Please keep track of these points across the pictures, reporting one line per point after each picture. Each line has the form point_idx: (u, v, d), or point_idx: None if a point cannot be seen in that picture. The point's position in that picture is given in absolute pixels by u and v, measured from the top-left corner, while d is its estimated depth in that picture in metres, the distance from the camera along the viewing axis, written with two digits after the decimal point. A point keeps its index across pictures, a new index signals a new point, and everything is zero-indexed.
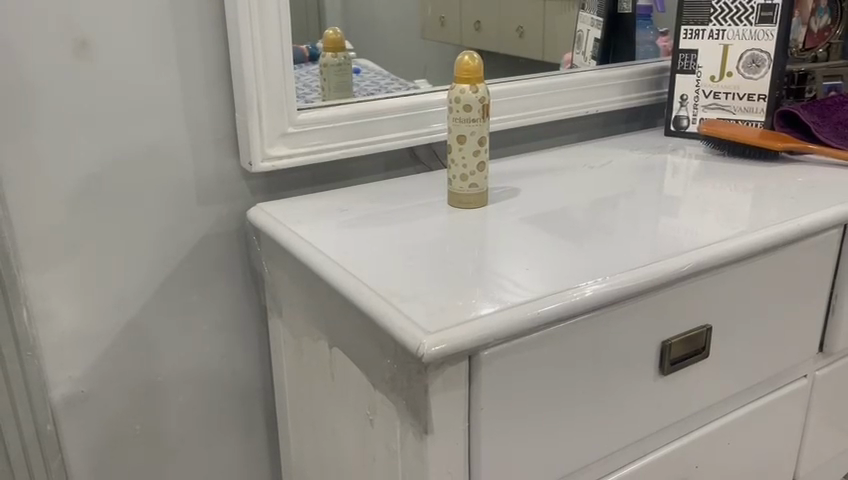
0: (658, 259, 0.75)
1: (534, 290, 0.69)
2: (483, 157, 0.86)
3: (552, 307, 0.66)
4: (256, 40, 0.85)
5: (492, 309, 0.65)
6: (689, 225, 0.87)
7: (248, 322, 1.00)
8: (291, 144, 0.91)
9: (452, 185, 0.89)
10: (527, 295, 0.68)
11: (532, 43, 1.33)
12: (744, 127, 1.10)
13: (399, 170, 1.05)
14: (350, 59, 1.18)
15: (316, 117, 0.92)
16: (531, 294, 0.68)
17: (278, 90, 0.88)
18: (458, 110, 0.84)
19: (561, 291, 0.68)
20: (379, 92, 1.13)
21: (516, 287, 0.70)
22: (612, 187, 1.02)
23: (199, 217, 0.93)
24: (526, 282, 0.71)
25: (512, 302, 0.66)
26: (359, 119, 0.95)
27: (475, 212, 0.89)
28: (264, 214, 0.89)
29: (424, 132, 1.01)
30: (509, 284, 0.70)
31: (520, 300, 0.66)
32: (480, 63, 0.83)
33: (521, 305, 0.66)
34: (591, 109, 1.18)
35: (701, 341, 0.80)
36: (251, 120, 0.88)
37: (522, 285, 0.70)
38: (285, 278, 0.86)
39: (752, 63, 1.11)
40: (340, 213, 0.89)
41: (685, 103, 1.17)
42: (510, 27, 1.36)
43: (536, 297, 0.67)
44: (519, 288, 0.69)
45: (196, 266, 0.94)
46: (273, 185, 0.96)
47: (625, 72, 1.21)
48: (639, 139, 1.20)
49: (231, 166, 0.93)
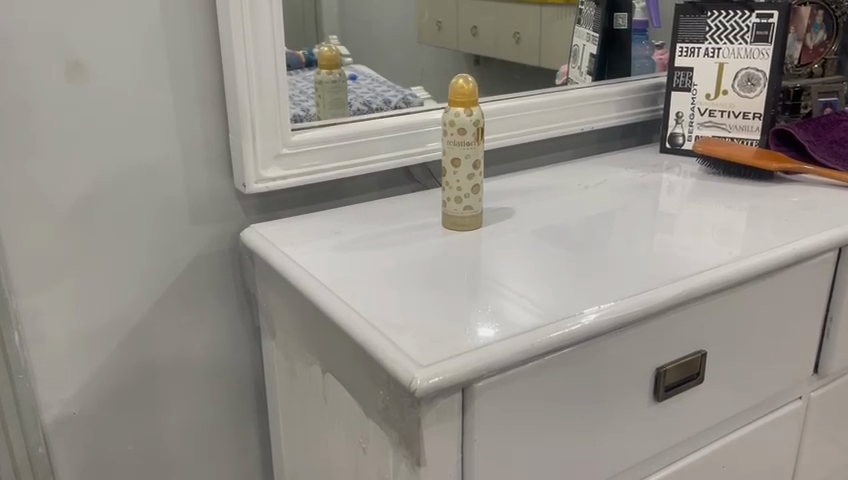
0: (655, 286, 0.75)
1: (535, 315, 0.69)
2: (478, 180, 0.86)
3: (550, 334, 0.66)
4: (250, 62, 0.85)
5: (489, 334, 0.65)
6: (686, 247, 0.87)
7: (242, 342, 1.00)
8: (286, 166, 0.91)
9: (447, 207, 0.89)
10: (526, 319, 0.68)
11: (530, 49, 1.36)
12: (739, 145, 1.10)
13: (393, 188, 1.05)
14: (345, 66, 1.20)
15: (310, 138, 0.92)
16: (530, 319, 0.68)
17: (272, 112, 0.88)
18: (453, 133, 0.83)
19: (560, 318, 0.68)
20: (376, 98, 1.15)
21: (515, 311, 0.70)
22: (607, 206, 1.01)
23: (192, 237, 0.92)
24: (528, 306, 0.71)
25: (511, 328, 0.66)
26: (353, 139, 0.95)
27: (470, 234, 0.88)
28: (258, 235, 0.88)
29: (419, 151, 1.01)
30: (509, 308, 0.70)
31: (519, 327, 0.67)
32: (475, 85, 0.83)
33: (521, 331, 0.66)
34: (586, 126, 1.18)
35: (696, 366, 0.80)
36: (246, 142, 0.87)
37: (521, 309, 0.70)
38: (278, 300, 0.86)
39: (747, 82, 1.10)
40: (334, 234, 0.88)
41: (680, 120, 1.16)
42: (508, 31, 1.40)
43: (535, 323, 0.67)
44: (518, 312, 0.70)
45: (189, 286, 0.94)
46: (267, 204, 0.96)
47: (621, 89, 1.20)
48: (635, 156, 1.20)
49: (225, 187, 0.92)
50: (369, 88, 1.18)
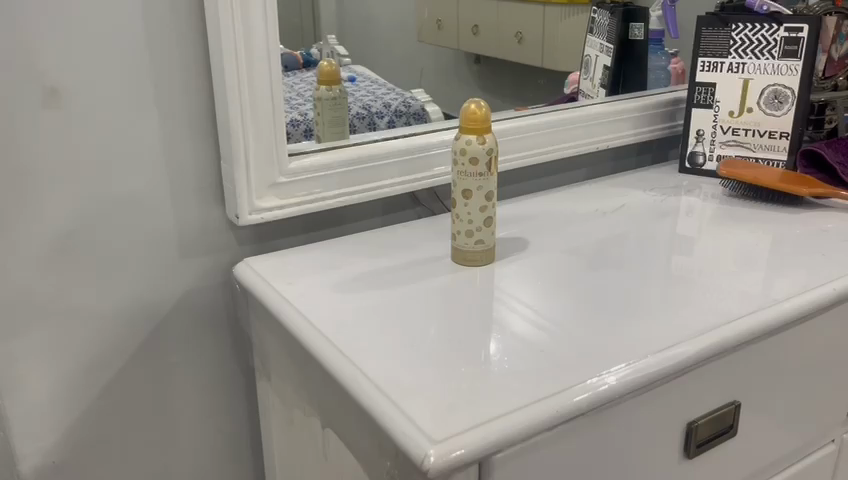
0: (686, 337, 0.69)
1: (539, 327, 0.71)
2: (491, 212, 0.80)
3: (561, 367, 0.64)
4: (244, 85, 0.78)
5: (495, 348, 0.67)
6: (714, 285, 0.81)
7: (236, 379, 0.93)
8: (282, 195, 0.84)
9: (456, 240, 0.82)
10: (528, 329, 0.70)
11: (532, 49, 1.36)
12: (765, 167, 1.03)
13: (396, 213, 0.98)
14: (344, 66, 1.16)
15: (309, 165, 0.85)
16: (532, 329, 0.70)
17: (269, 139, 0.81)
18: (464, 163, 0.77)
19: (565, 333, 0.70)
20: (376, 102, 1.14)
21: (519, 322, 0.72)
22: (626, 234, 0.95)
23: (181, 271, 0.86)
24: (532, 315, 0.73)
25: (517, 339, 0.69)
26: (355, 165, 0.88)
27: (482, 270, 0.82)
28: (253, 270, 0.82)
29: (425, 176, 0.94)
30: (510, 317, 0.73)
31: (524, 338, 0.69)
32: (488, 110, 0.76)
33: (526, 343, 0.68)
34: (601, 144, 1.11)
35: (728, 419, 0.74)
36: (239, 171, 0.80)
37: (526, 321, 0.72)
38: (274, 342, 0.79)
39: (774, 99, 1.04)
40: (334, 268, 0.82)
41: (701, 138, 1.10)
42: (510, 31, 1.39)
43: (541, 335, 0.69)
44: (521, 321, 0.72)
45: (178, 323, 0.87)
46: (263, 234, 0.89)
47: (638, 105, 1.14)
48: (652, 176, 1.13)
49: (217, 217, 0.86)
50: (367, 91, 1.16)
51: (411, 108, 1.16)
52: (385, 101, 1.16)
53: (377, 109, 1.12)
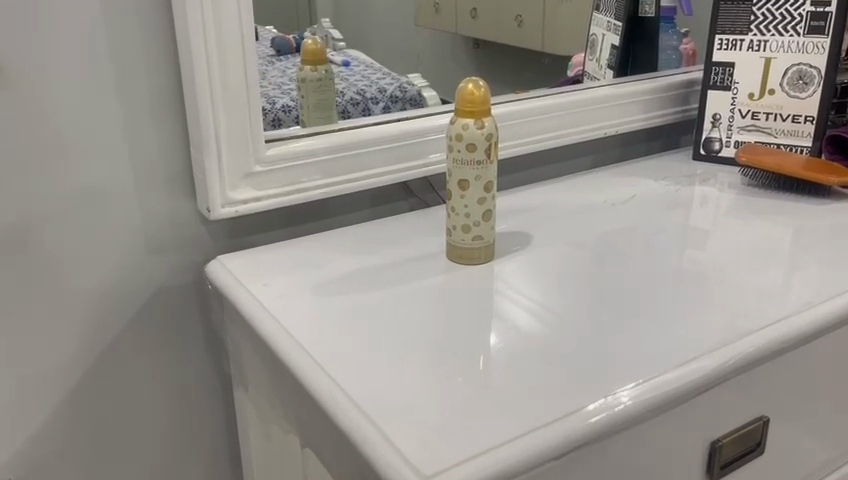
0: (711, 347, 0.61)
1: (541, 319, 0.65)
2: (490, 204, 0.71)
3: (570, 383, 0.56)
4: (214, 63, 0.69)
5: (495, 342, 0.62)
6: (737, 286, 0.73)
7: (213, 387, 0.85)
8: (258, 185, 0.76)
9: (451, 236, 0.74)
10: (528, 321, 0.65)
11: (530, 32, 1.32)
12: (787, 153, 0.95)
13: (387, 204, 0.90)
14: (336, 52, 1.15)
15: (289, 152, 0.77)
16: (531, 320, 0.65)
17: (243, 123, 0.73)
18: (460, 149, 0.69)
19: (570, 327, 0.64)
20: (370, 85, 1.08)
21: (519, 313, 0.66)
22: (638, 227, 0.87)
23: (149, 269, 0.77)
24: (534, 307, 0.68)
25: (517, 333, 0.63)
26: (340, 152, 0.80)
27: (479, 269, 0.74)
28: (226, 269, 0.74)
29: (417, 164, 0.86)
30: (509, 307, 0.67)
31: (526, 332, 0.63)
32: (488, 91, 0.68)
33: (527, 339, 0.62)
34: (609, 130, 1.03)
35: (755, 437, 0.66)
36: (209, 159, 0.72)
37: (528, 313, 0.66)
38: (250, 351, 0.71)
39: (799, 80, 0.95)
40: (316, 267, 0.74)
41: (717, 123, 1.01)
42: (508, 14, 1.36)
43: (543, 329, 0.64)
44: (521, 312, 0.67)
45: (146, 327, 0.79)
46: (239, 229, 0.81)
47: (649, 87, 1.05)
48: (664, 164, 1.05)
49: (186, 211, 0.77)
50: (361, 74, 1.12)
51: (406, 93, 1.09)
52: (379, 86, 1.09)
53: (372, 94, 1.05)
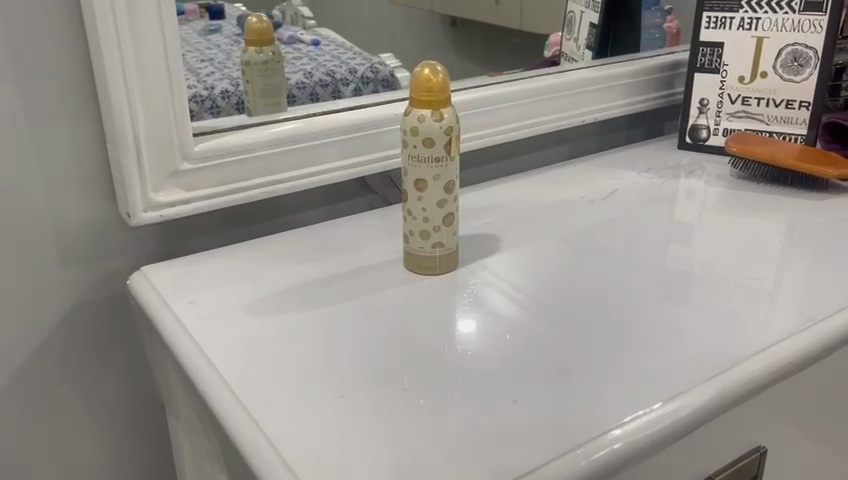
0: (702, 375, 0.53)
1: (524, 307, 0.62)
2: (451, 207, 0.63)
3: (541, 426, 0.47)
4: (126, 47, 0.59)
5: (468, 342, 0.57)
6: (732, 295, 0.65)
7: (148, 409, 0.76)
8: (188, 185, 0.66)
9: (408, 243, 0.65)
10: (510, 308, 0.62)
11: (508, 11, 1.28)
12: (780, 142, 0.87)
13: (342, 202, 0.81)
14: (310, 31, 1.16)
15: (223, 147, 0.67)
16: (513, 308, 0.62)
17: (165, 115, 0.63)
18: (416, 145, 0.60)
19: (545, 307, 0.62)
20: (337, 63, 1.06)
21: (502, 300, 0.63)
22: (620, 225, 0.78)
23: (65, 283, 0.68)
24: (516, 294, 0.64)
25: (498, 320, 0.60)
26: (283, 146, 0.71)
27: (440, 279, 0.65)
28: (150, 283, 0.64)
29: (374, 157, 0.77)
30: (490, 294, 0.63)
31: (507, 321, 0.60)
32: (447, 77, 0.59)
33: (507, 327, 0.59)
34: (587, 117, 0.94)
35: (751, 470, 0.59)
36: (127, 157, 0.62)
37: (507, 300, 0.63)
38: (179, 377, 0.62)
39: (793, 62, 0.87)
40: (254, 282, 0.65)
41: (704, 109, 0.93)
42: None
43: (525, 317, 0.60)
44: (501, 298, 0.63)
45: (65, 349, 0.70)
46: (171, 233, 0.71)
47: (631, 69, 0.96)
48: (647, 153, 0.96)
49: (105, 217, 0.68)
50: (332, 55, 1.10)
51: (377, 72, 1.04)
52: (350, 66, 1.06)
53: (340, 73, 1.02)
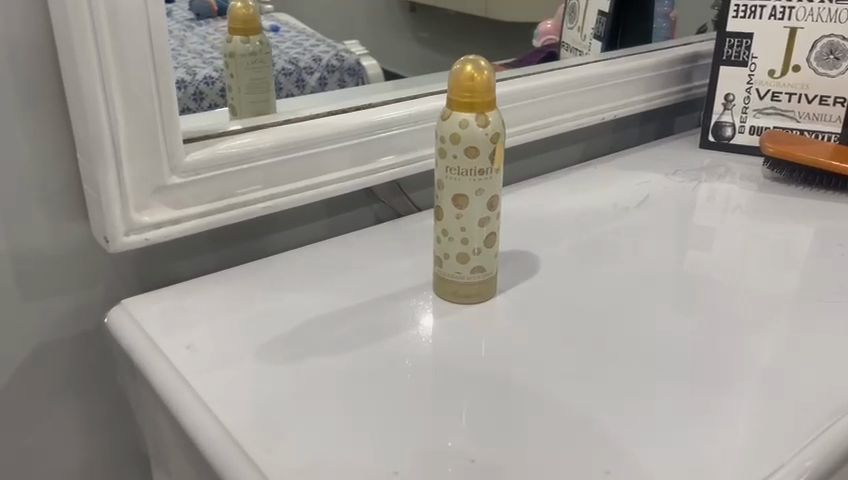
0: (808, 433, 0.45)
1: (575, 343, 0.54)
2: (493, 226, 0.54)
3: None
4: (104, 40, 0.48)
5: (528, 391, 0.48)
6: (805, 328, 0.57)
7: (125, 460, 0.66)
8: (177, 202, 0.56)
9: (441, 267, 0.56)
10: (555, 343, 0.53)
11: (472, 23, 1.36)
12: (815, 141, 0.80)
13: (347, 214, 0.71)
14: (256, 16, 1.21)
15: (218, 157, 0.57)
16: (559, 342, 0.54)
17: (149, 121, 0.52)
18: (455, 154, 0.51)
19: (595, 341, 0.54)
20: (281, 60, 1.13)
21: (543, 333, 0.54)
22: (658, 240, 0.71)
23: (26, 320, 0.57)
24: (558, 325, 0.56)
25: (553, 364, 0.51)
26: (286, 154, 0.61)
27: (477, 310, 0.56)
28: (133, 322, 0.54)
29: (386, 164, 0.68)
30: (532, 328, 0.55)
31: (562, 363, 0.51)
32: (492, 73, 0.50)
33: (565, 374, 0.50)
34: (606, 114, 0.86)
35: None
36: (104, 171, 0.52)
37: (550, 333, 0.55)
38: (173, 436, 0.52)
39: (829, 55, 0.81)
40: (259, 319, 0.55)
41: (730, 106, 0.86)
42: None
43: (581, 356, 0.52)
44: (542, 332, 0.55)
45: (28, 398, 0.59)
46: (152, 258, 0.61)
47: (650, 62, 0.89)
48: (667, 153, 0.89)
49: (76, 241, 0.57)
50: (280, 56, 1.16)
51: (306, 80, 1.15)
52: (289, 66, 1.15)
53: None
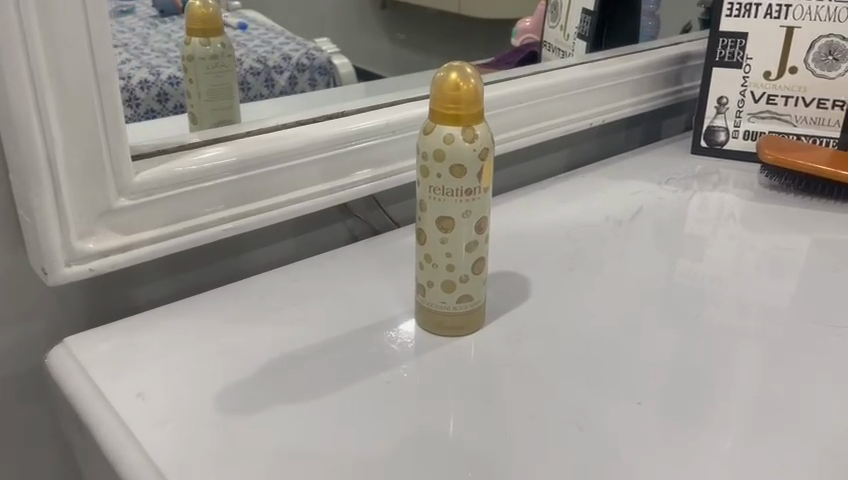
0: None
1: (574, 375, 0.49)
2: (482, 251, 0.49)
3: None
4: (35, 46, 0.42)
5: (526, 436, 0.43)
6: (821, 354, 0.53)
7: None
8: (127, 227, 0.50)
9: (424, 296, 0.50)
10: (554, 377, 0.48)
11: None
12: (813, 146, 0.76)
13: (320, 232, 0.65)
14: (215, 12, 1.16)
15: (174, 175, 0.51)
16: (557, 375, 0.48)
17: (91, 137, 0.46)
18: (440, 173, 0.46)
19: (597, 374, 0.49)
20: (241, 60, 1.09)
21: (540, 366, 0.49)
22: (655, 255, 0.66)
23: None
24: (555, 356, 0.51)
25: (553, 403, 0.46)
26: (251, 170, 0.55)
27: (465, 342, 0.51)
28: (76, 364, 0.47)
29: (362, 178, 0.62)
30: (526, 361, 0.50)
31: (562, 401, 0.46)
32: (480, 81, 0.44)
33: (567, 415, 0.45)
34: (594, 119, 0.81)
35: None
36: (40, 194, 0.45)
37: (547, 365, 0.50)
38: None
39: (827, 55, 0.77)
40: (220, 357, 0.48)
41: (723, 109, 0.82)
42: None
43: (582, 392, 0.47)
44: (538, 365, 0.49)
45: None
46: (101, 287, 0.54)
47: (639, 63, 0.84)
48: (657, 159, 0.85)
49: (12, 271, 0.50)
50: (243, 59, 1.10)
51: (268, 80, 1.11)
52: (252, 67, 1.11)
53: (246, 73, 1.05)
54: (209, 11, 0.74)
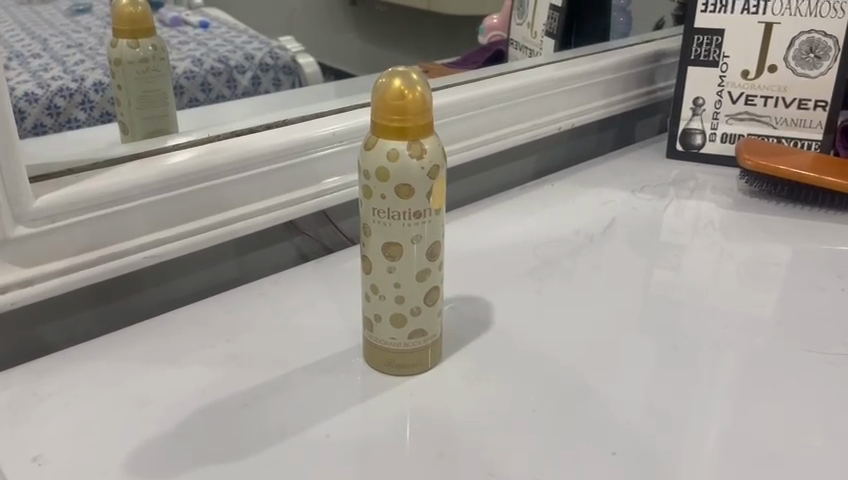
0: None
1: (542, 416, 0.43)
2: (435, 279, 0.43)
3: None
4: None
5: None
6: (816, 383, 0.47)
7: None
8: (27, 258, 0.44)
9: (372, 331, 0.45)
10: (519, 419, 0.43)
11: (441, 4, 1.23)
12: (795, 150, 0.71)
13: (266, 253, 0.59)
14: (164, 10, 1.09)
15: (84, 196, 0.45)
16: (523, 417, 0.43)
17: None
18: (384, 193, 0.40)
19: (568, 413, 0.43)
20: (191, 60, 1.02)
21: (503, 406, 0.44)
22: (632, 270, 0.61)
23: None
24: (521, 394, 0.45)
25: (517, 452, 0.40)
26: (178, 188, 0.49)
27: (418, 381, 0.45)
28: None
29: (309, 194, 0.56)
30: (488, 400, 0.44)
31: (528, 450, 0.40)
32: (427, 88, 0.39)
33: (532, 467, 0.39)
34: (563, 122, 0.76)
35: None
36: None
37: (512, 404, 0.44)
38: None
39: (809, 53, 0.73)
40: (136, 408, 0.42)
41: (699, 111, 0.77)
42: None
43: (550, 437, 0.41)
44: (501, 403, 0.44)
45: None
46: (5, 325, 0.47)
47: (610, 62, 0.79)
48: (631, 164, 0.80)
49: None
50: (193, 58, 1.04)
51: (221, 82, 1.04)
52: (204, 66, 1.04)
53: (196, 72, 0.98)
54: (140, 11, 0.67)
